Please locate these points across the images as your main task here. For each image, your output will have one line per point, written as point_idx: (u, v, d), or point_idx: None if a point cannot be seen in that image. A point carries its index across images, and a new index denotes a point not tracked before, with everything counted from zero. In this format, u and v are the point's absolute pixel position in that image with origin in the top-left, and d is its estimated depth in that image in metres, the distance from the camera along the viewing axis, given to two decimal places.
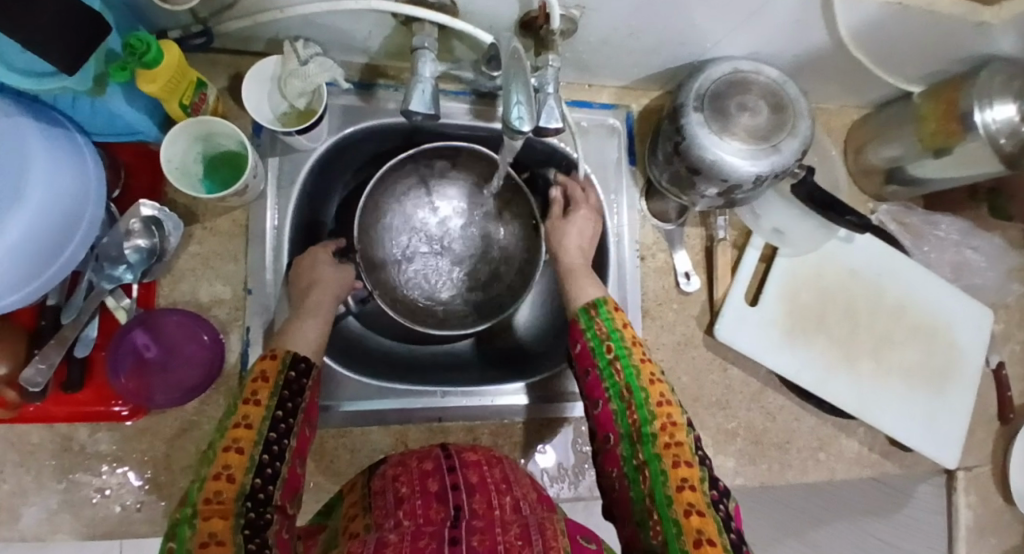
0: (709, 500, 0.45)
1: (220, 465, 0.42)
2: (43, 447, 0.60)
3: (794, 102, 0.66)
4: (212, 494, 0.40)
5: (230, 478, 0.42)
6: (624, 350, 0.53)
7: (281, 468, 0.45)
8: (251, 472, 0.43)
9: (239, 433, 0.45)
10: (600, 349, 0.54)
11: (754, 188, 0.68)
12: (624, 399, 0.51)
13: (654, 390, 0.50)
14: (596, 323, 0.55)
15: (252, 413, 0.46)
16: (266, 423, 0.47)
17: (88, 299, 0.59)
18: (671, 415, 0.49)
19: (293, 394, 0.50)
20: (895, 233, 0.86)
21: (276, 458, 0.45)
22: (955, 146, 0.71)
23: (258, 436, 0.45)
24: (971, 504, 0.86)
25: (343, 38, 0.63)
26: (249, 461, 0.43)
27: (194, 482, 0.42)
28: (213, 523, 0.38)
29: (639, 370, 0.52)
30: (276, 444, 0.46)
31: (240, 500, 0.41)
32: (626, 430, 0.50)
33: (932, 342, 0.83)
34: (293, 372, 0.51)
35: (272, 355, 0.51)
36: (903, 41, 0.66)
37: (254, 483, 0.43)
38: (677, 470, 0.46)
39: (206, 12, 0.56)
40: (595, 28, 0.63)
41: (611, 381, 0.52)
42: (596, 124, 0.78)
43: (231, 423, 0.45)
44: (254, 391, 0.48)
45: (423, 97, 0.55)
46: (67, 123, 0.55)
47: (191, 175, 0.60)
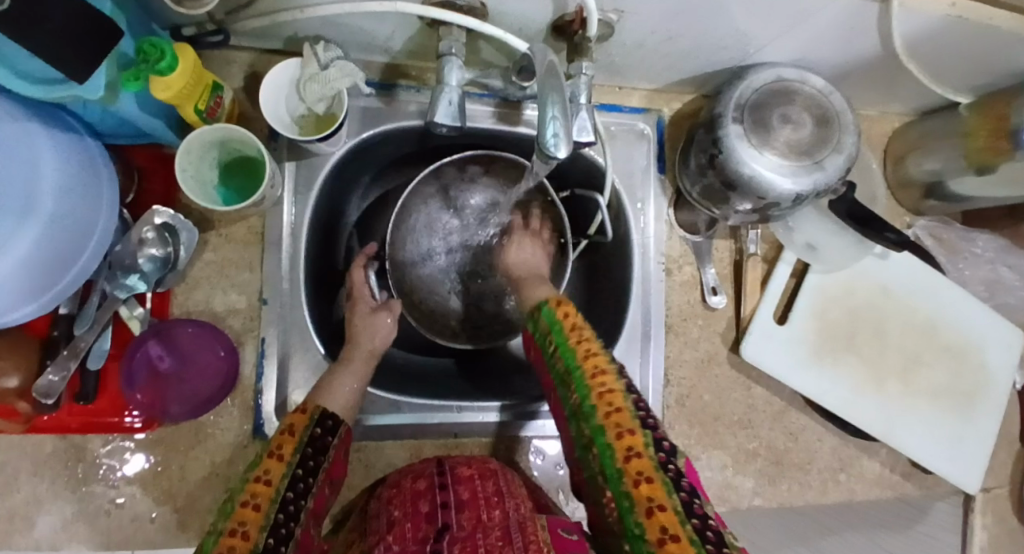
0: (657, 463, 0.42)
1: (236, 520, 0.40)
2: (56, 457, 0.59)
3: (839, 115, 0.63)
4: (225, 549, 0.38)
5: (245, 535, 0.40)
6: (560, 334, 0.50)
7: (295, 528, 0.43)
8: (265, 529, 0.41)
9: (258, 487, 0.43)
10: (544, 343, 0.52)
11: (793, 205, 0.65)
12: (566, 384, 0.48)
13: (590, 364, 0.47)
14: (541, 325, 0.53)
15: (273, 467, 0.45)
16: (286, 479, 0.45)
17: (101, 309, 0.57)
18: (607, 382, 0.46)
19: (315, 453, 0.50)
20: (930, 249, 0.83)
21: (290, 518, 0.44)
22: (1001, 164, 0.68)
23: (276, 493, 0.44)
24: (991, 527, 0.85)
25: (365, 38, 0.60)
26: (264, 518, 0.42)
27: (209, 535, 0.40)
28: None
29: (574, 346, 0.49)
30: (292, 503, 0.44)
31: None
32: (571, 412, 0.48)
33: (963, 365, 0.80)
34: (318, 429, 0.51)
35: (301, 410, 0.52)
36: (958, 52, 0.62)
37: (269, 542, 0.41)
38: (620, 441, 0.43)
39: (223, 13, 0.54)
40: (630, 31, 0.59)
41: (557, 370, 0.50)
42: (625, 129, 0.75)
43: (252, 475, 0.45)
44: (279, 445, 0.48)
45: (448, 109, 0.52)
46: (79, 127, 0.53)
47: (206, 183, 0.57)
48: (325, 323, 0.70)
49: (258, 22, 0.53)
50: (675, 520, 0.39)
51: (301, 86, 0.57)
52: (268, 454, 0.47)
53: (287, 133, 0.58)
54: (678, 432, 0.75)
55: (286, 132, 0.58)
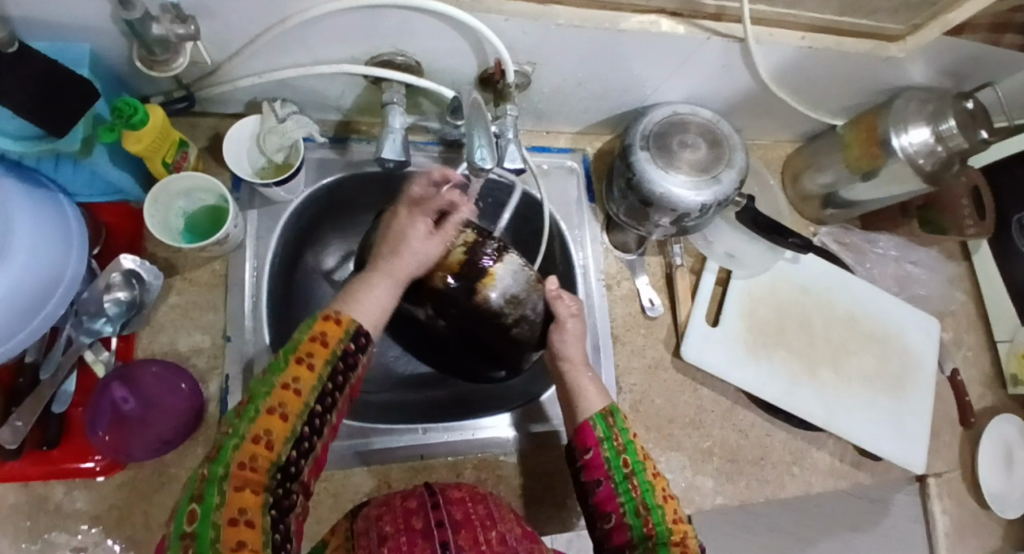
0: None
1: (261, 427, 0.42)
2: (18, 508, 0.58)
3: (728, 137, 0.73)
4: (247, 458, 0.40)
5: (268, 446, 0.42)
6: (639, 465, 0.56)
7: (314, 444, 0.45)
8: (289, 443, 0.43)
9: (287, 396, 0.43)
10: (616, 462, 0.56)
11: (701, 216, 0.74)
12: (641, 515, 0.53)
13: (669, 508, 0.54)
14: (614, 432, 0.57)
15: (304, 376, 0.44)
16: (314, 393, 0.45)
17: (67, 354, 0.61)
18: (686, 533, 0.53)
19: (346, 367, 0.47)
20: (837, 252, 0.93)
21: (314, 433, 0.45)
22: (879, 168, 0.79)
23: (303, 407, 0.44)
24: (946, 509, 0.89)
25: (319, 98, 0.68)
26: (289, 431, 0.43)
27: (233, 436, 0.41)
28: (243, 497, 0.39)
29: (655, 486, 0.55)
30: (317, 419, 0.45)
31: (272, 473, 0.42)
32: (639, 533, 0.52)
33: (885, 351, 0.88)
34: (352, 345, 0.48)
35: (336, 318, 0.48)
36: (819, 77, 0.74)
37: (289, 457, 0.43)
38: None
39: (190, 79, 0.61)
40: (547, 81, 0.70)
41: (627, 496, 0.54)
42: (556, 167, 0.84)
43: (280, 381, 0.44)
44: (311, 353, 0.45)
45: (394, 146, 0.60)
46: (51, 185, 0.58)
47: (172, 229, 0.63)
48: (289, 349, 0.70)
49: (218, 89, 0.61)
50: None
51: (261, 138, 0.64)
52: (298, 354, 0.45)
53: (239, 170, 0.64)
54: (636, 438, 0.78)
55: (248, 177, 0.64)
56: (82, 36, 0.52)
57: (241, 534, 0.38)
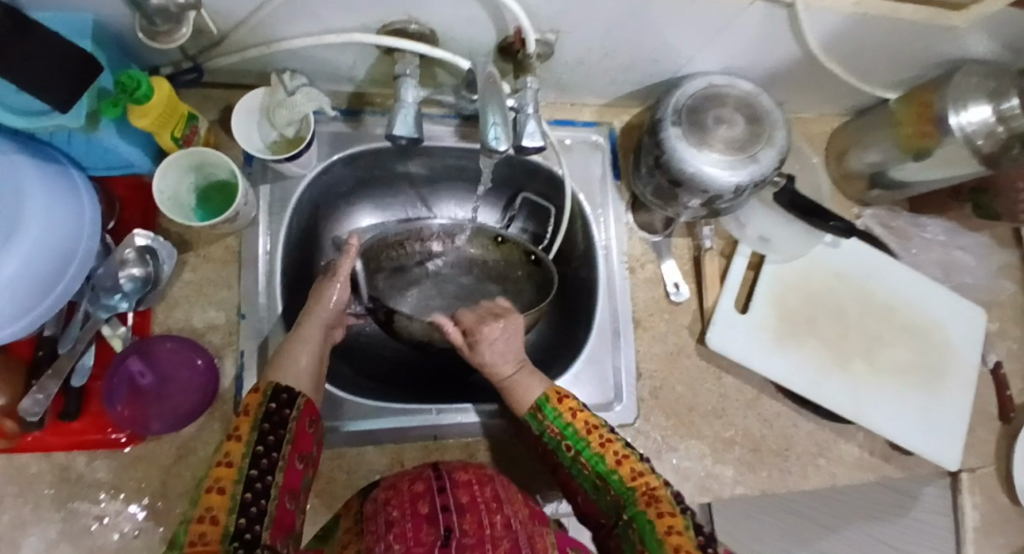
0: (697, 543, 0.49)
1: (203, 508, 0.44)
2: (42, 477, 0.61)
3: (769, 112, 0.67)
4: (196, 536, 0.42)
5: (213, 519, 0.43)
6: (582, 441, 0.56)
7: (266, 505, 0.46)
8: (233, 511, 0.45)
9: (221, 472, 0.47)
10: (562, 448, 0.58)
11: (735, 197, 0.69)
12: (602, 488, 0.56)
13: (625, 469, 0.54)
14: (547, 426, 0.58)
15: (233, 450, 0.48)
16: (247, 459, 0.48)
17: (84, 328, 0.61)
18: (649, 483, 0.53)
19: (275, 427, 0.51)
20: (882, 236, 0.87)
21: (259, 495, 0.46)
22: (934, 147, 0.72)
23: (239, 474, 0.47)
24: (977, 504, 0.84)
25: (330, 69, 0.65)
26: (231, 501, 0.45)
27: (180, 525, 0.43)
28: None
29: (603, 453, 0.55)
30: (258, 481, 0.47)
31: (226, 540, 0.43)
32: (611, 504, 0.55)
33: (924, 341, 0.83)
34: (273, 404, 0.52)
35: (256, 391, 0.53)
36: (871, 47, 0.67)
37: (239, 524, 0.44)
38: (662, 518, 0.50)
39: (195, 50, 0.59)
40: (570, 50, 0.65)
41: (583, 475, 0.57)
42: (580, 142, 0.80)
43: (215, 460, 0.48)
44: (234, 428, 0.50)
45: (406, 121, 0.57)
46: (62, 159, 0.57)
47: (183, 205, 0.62)
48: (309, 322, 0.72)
49: (228, 59, 0.59)
50: None
51: (270, 113, 0.62)
52: (228, 438, 0.49)
53: (248, 146, 0.63)
54: (654, 424, 0.76)
55: (258, 154, 0.62)
56: (83, 7, 0.50)
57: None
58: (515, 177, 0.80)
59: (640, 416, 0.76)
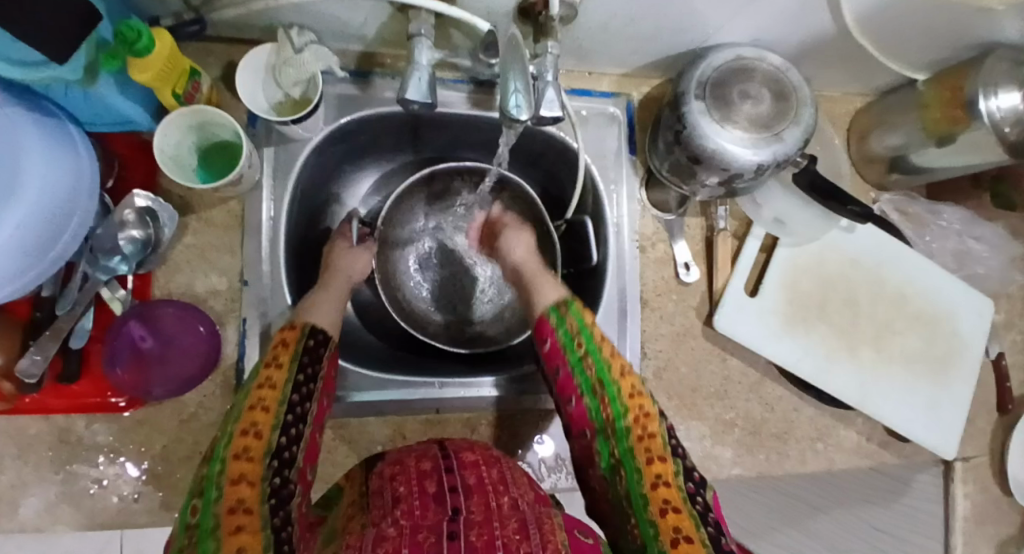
0: (685, 494, 0.49)
1: (248, 422, 0.46)
2: (40, 439, 0.60)
3: (797, 89, 0.65)
4: (240, 450, 0.44)
5: (258, 434, 0.45)
6: (595, 345, 0.55)
7: (302, 430, 0.49)
8: (276, 430, 0.46)
9: (264, 393, 0.48)
10: (570, 345, 0.56)
11: (755, 177, 0.67)
12: (598, 395, 0.53)
13: (626, 383, 0.53)
14: (567, 319, 0.57)
15: (276, 374, 0.50)
16: (289, 385, 0.50)
17: (83, 291, 0.59)
18: (643, 407, 0.52)
19: (312, 361, 0.54)
20: (897, 222, 0.86)
21: (298, 420, 0.49)
22: (959, 133, 0.70)
23: (282, 396, 0.49)
24: (969, 494, 0.86)
25: (339, 25, 0.62)
26: (273, 419, 0.47)
27: (223, 435, 0.45)
28: (240, 490, 0.41)
29: (612, 364, 0.54)
30: (298, 407, 0.50)
31: (268, 458, 0.45)
32: (600, 423, 0.53)
33: (934, 331, 0.83)
34: (311, 341, 0.55)
35: (292, 326, 0.55)
36: (908, 24, 0.64)
37: (279, 442, 0.46)
38: (651, 467, 0.49)
39: (200, 1, 0.56)
40: (595, 13, 0.62)
41: (584, 377, 0.55)
42: (596, 113, 0.77)
43: (256, 384, 0.49)
44: (276, 356, 0.52)
45: (419, 86, 0.54)
46: (58, 113, 0.54)
47: (185, 165, 0.60)
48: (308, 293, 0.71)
49: (233, 11, 0.56)
50: (691, 526, 0.46)
51: (277, 71, 0.59)
52: (267, 363, 0.51)
53: (254, 107, 0.60)
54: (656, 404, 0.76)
55: (264, 115, 0.60)
56: None
57: (240, 517, 0.39)
58: (526, 149, 0.79)
59: None
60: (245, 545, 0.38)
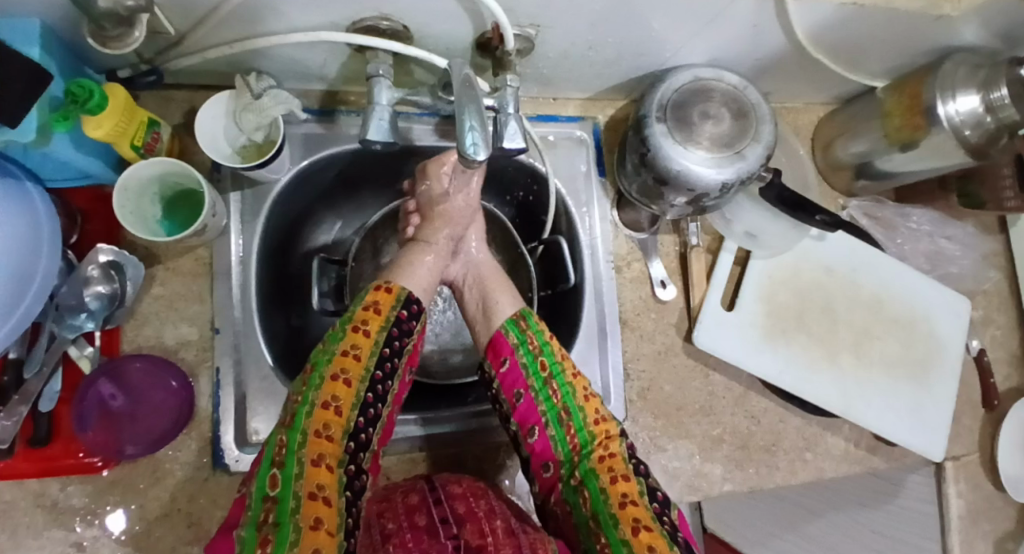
0: (652, 514, 0.48)
1: (328, 394, 0.50)
2: (14, 505, 0.58)
3: (756, 107, 0.65)
4: (320, 425, 0.48)
5: (337, 411, 0.50)
6: (557, 367, 0.57)
7: (380, 410, 0.53)
8: (355, 409, 0.51)
9: (347, 363, 0.52)
10: (534, 367, 0.57)
11: (722, 195, 0.67)
12: (563, 422, 0.55)
13: (591, 408, 0.56)
14: (527, 337, 0.59)
15: (361, 344, 0.53)
16: (373, 358, 0.53)
17: (50, 351, 0.58)
18: (608, 429, 0.54)
19: (399, 333, 0.57)
20: (867, 228, 0.87)
21: (377, 399, 0.53)
22: (920, 140, 0.71)
23: (364, 371, 0.52)
24: (961, 493, 0.84)
25: (300, 67, 0.62)
26: (354, 396, 0.51)
27: (304, 403, 0.49)
28: (319, 474, 0.46)
29: (575, 388, 0.56)
30: (379, 385, 0.53)
31: (345, 435, 0.49)
32: (565, 451, 0.54)
33: (912, 333, 0.84)
34: (404, 311, 0.58)
35: (387, 289, 0.58)
36: (863, 37, 0.65)
37: (357, 421, 0.51)
38: (617, 487, 0.50)
39: (151, 52, 0.56)
40: (553, 44, 0.62)
41: (548, 403, 0.56)
42: (564, 138, 0.78)
43: (341, 349, 0.52)
44: (365, 321, 0.54)
45: (380, 127, 0.54)
46: (15, 172, 0.54)
47: (148, 218, 0.59)
48: (280, 334, 0.69)
49: (186, 60, 0.55)
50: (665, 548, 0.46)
51: (236, 117, 0.59)
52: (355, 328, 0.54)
53: (216, 155, 0.59)
54: (643, 424, 0.76)
55: (226, 162, 0.59)
56: (28, 11, 0.46)
57: (318, 507, 0.43)
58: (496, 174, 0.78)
59: (629, 417, 0.75)
60: (321, 544, 0.41)
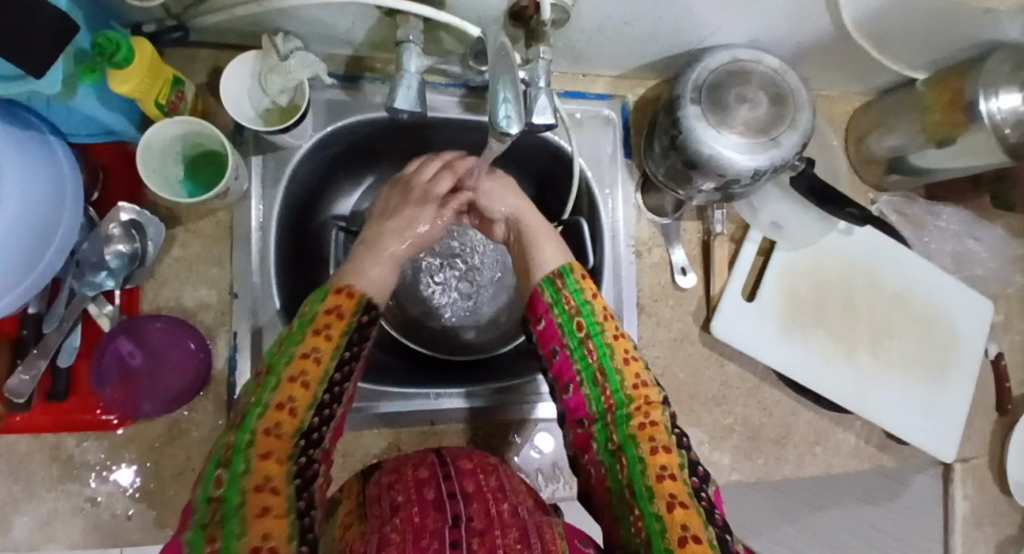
0: (690, 490, 0.47)
1: (285, 394, 0.46)
2: (31, 457, 0.59)
3: (794, 93, 0.63)
4: (272, 424, 0.44)
5: (292, 412, 0.46)
6: (596, 327, 0.55)
7: (336, 412, 0.49)
8: (312, 410, 0.47)
9: (307, 365, 0.48)
10: (569, 326, 0.55)
11: (752, 182, 0.65)
12: (599, 383, 0.53)
13: (629, 372, 0.53)
14: (563, 296, 0.57)
15: (322, 346, 0.50)
16: (333, 361, 0.50)
17: (69, 307, 0.58)
18: (648, 395, 0.52)
19: (359, 339, 0.53)
20: (896, 224, 0.85)
21: (334, 401, 0.49)
22: (959, 136, 0.69)
23: (324, 373, 0.49)
24: (968, 495, 0.85)
25: (327, 30, 0.60)
26: (311, 397, 0.47)
27: (258, 404, 0.45)
28: (267, 468, 0.42)
29: (613, 350, 0.54)
30: (338, 386, 0.49)
31: (297, 436, 0.45)
32: (600, 411, 0.52)
33: (932, 333, 0.83)
34: (365, 317, 0.54)
35: (349, 293, 0.54)
36: (908, 25, 0.63)
37: (312, 421, 0.47)
38: (655, 458, 0.48)
39: (179, 7, 0.55)
40: (588, 16, 0.60)
41: (584, 363, 0.54)
42: (591, 116, 0.76)
43: (301, 351, 0.49)
44: (328, 325, 0.51)
45: (407, 95, 0.52)
46: (40, 124, 0.53)
47: (171, 178, 0.59)
48: (297, 303, 0.69)
49: (214, 17, 0.54)
50: (699, 522, 0.44)
51: (261, 79, 0.58)
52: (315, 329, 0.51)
53: (240, 117, 0.58)
54: None
55: (250, 124, 0.58)
56: None
57: (266, 499, 0.39)
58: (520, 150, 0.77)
59: None
60: (270, 531, 0.37)
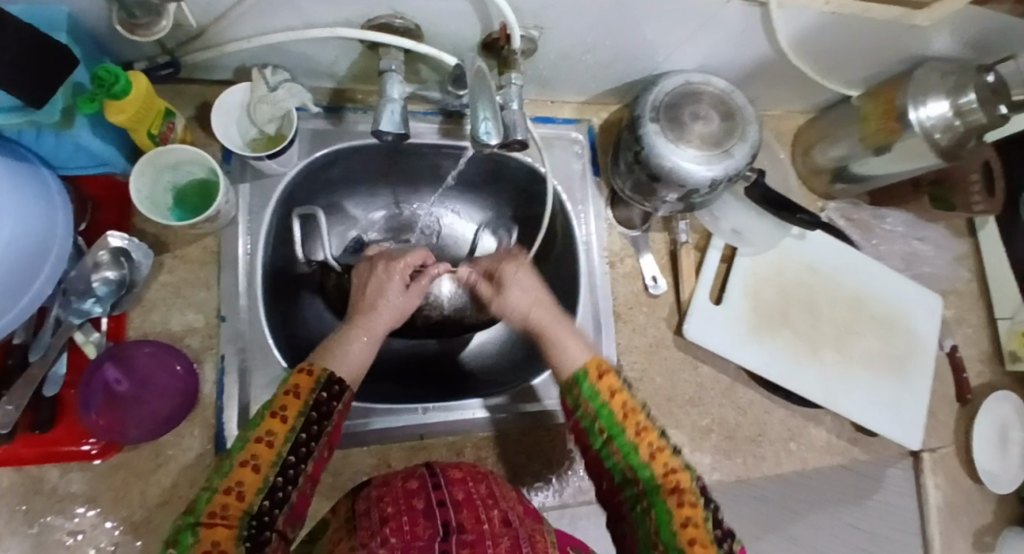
0: (715, 540, 0.45)
1: (233, 480, 0.42)
2: (11, 491, 0.57)
3: (742, 110, 0.69)
4: (218, 507, 0.40)
5: (240, 495, 0.41)
6: (616, 427, 0.49)
7: (292, 493, 0.44)
8: (261, 493, 0.42)
9: (259, 449, 0.44)
10: (591, 429, 0.50)
11: (710, 192, 0.71)
12: (629, 480, 0.48)
13: (658, 463, 0.47)
14: (582, 401, 0.51)
15: (277, 429, 0.45)
16: (288, 444, 0.45)
17: (57, 334, 0.59)
18: (680, 481, 0.47)
19: (321, 417, 0.48)
20: (843, 228, 0.92)
21: (288, 482, 0.44)
22: (894, 143, 0.76)
23: (277, 456, 0.44)
24: (939, 485, 0.88)
25: (311, 64, 0.64)
26: (262, 481, 0.43)
27: (206, 489, 0.42)
28: (214, 533, 0.39)
29: (637, 447, 0.48)
30: (292, 468, 0.45)
31: (245, 519, 0.41)
32: (634, 502, 0.48)
33: (890, 330, 0.88)
34: (325, 393, 0.49)
35: (308, 371, 0.49)
36: (839, 46, 0.70)
37: (262, 505, 0.42)
38: (686, 530, 0.45)
39: (173, 44, 0.58)
40: (554, 45, 0.65)
41: (611, 463, 0.49)
42: (560, 138, 0.81)
43: (254, 435, 0.44)
44: (283, 406, 0.46)
45: (392, 118, 0.55)
46: (33, 158, 0.55)
47: (160, 205, 0.60)
48: (284, 328, 0.71)
49: (206, 53, 0.58)
50: None
51: (250, 109, 0.61)
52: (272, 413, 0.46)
53: (228, 141, 0.61)
54: None
55: (238, 150, 0.61)
56: None
57: None
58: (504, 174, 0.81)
59: None
60: None
